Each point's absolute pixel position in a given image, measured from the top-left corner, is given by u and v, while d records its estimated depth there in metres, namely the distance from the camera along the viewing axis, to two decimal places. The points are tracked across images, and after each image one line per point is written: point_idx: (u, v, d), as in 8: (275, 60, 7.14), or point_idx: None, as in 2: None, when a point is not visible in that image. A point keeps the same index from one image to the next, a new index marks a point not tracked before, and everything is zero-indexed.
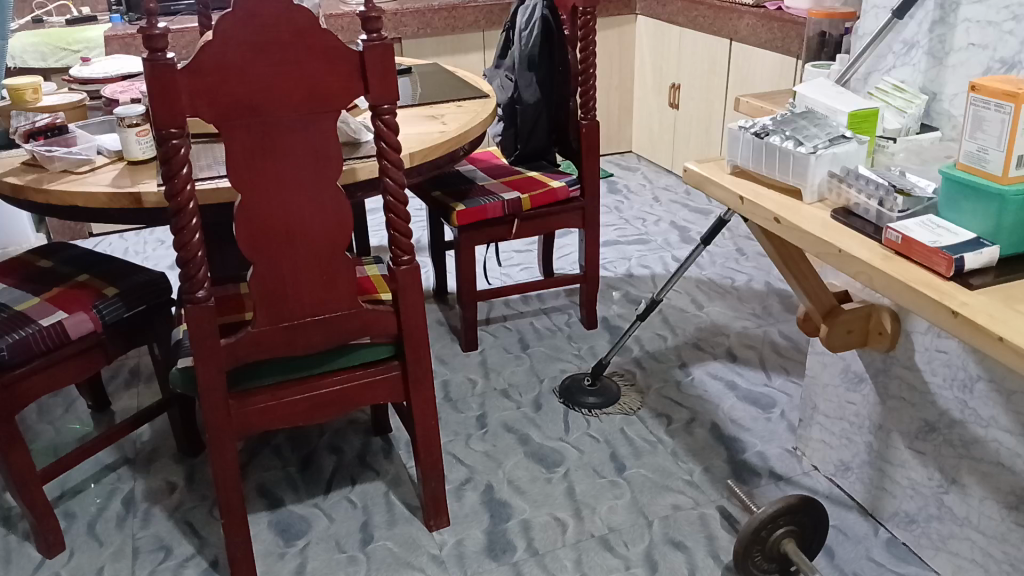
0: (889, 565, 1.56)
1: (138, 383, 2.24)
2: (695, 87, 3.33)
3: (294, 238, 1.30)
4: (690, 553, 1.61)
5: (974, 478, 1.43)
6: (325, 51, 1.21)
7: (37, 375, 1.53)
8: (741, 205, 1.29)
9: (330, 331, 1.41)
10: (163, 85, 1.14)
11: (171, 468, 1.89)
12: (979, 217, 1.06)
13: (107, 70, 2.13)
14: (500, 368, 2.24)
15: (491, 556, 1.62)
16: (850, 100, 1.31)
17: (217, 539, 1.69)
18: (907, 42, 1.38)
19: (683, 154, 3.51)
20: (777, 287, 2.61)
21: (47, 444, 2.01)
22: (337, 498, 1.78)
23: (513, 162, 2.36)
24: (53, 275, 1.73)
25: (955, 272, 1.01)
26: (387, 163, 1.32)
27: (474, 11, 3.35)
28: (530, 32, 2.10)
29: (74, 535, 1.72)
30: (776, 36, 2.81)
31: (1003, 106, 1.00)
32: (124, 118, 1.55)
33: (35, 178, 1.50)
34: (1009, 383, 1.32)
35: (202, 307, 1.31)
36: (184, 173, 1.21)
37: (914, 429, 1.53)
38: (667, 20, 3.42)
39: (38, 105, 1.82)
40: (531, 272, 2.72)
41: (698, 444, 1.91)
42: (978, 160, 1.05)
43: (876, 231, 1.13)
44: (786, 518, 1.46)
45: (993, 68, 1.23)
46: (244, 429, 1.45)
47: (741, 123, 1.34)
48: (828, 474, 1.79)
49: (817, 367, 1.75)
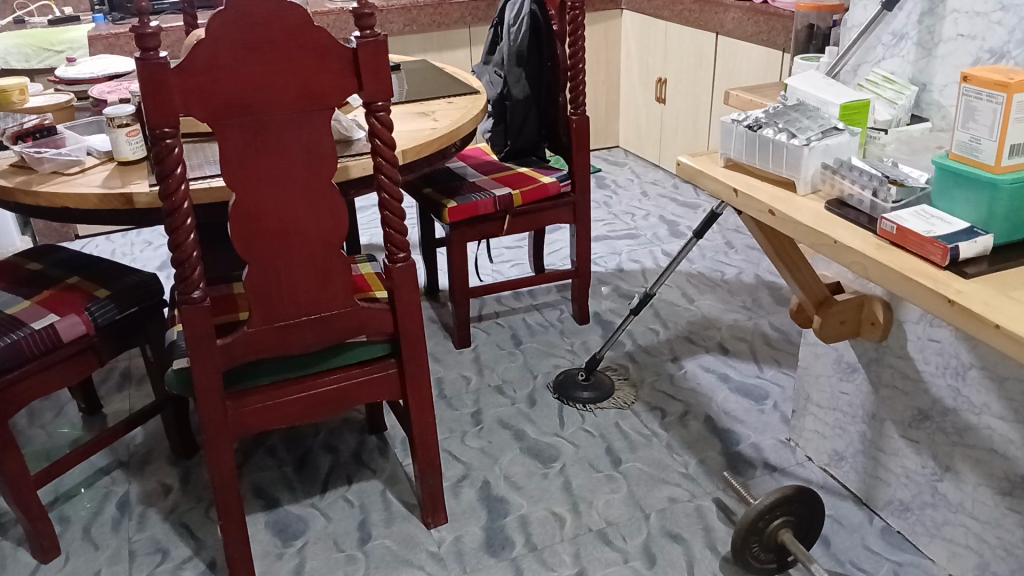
0: (885, 553, 1.58)
1: (129, 385, 2.23)
2: (682, 82, 3.34)
3: (290, 236, 1.30)
4: (688, 545, 1.62)
5: (968, 465, 1.44)
6: (317, 48, 1.21)
7: (30, 379, 1.52)
8: (735, 198, 1.29)
9: (325, 331, 1.40)
10: (156, 84, 1.14)
11: (165, 471, 1.88)
12: (972, 207, 1.07)
13: (93, 69, 2.10)
14: (494, 364, 2.24)
15: (490, 552, 1.62)
16: (841, 92, 1.32)
17: (214, 541, 1.68)
18: (895, 34, 1.39)
19: (670, 148, 3.52)
20: (766, 279, 2.63)
21: (39, 449, 1.99)
22: (333, 497, 1.78)
23: (503, 159, 2.36)
24: (43, 278, 1.71)
25: (950, 262, 1.02)
26: (382, 160, 1.31)
27: (460, 7, 3.34)
28: (519, 28, 2.10)
29: (69, 539, 1.70)
30: (762, 29, 2.82)
31: (995, 96, 1.01)
32: (114, 118, 1.54)
33: (24, 180, 1.49)
34: (1002, 369, 1.33)
35: (197, 307, 1.29)
36: (178, 173, 1.19)
37: (908, 417, 1.54)
38: (652, 14, 3.43)
39: (24, 106, 1.80)
40: (522, 268, 2.72)
41: (693, 436, 1.92)
42: (971, 150, 1.06)
43: (870, 222, 1.14)
44: (782, 508, 1.47)
45: (982, 59, 1.25)
46: (241, 429, 1.44)
47: (733, 115, 1.35)
48: (822, 464, 1.80)
49: (809, 358, 1.76)
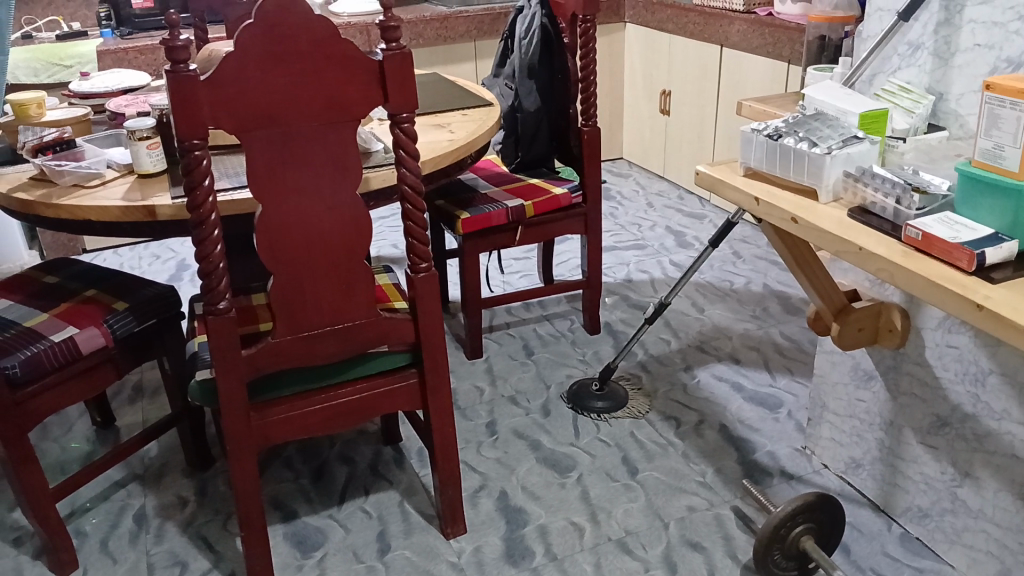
0: (905, 560, 1.58)
1: (142, 398, 2.23)
2: (686, 94, 3.36)
3: (315, 247, 1.30)
4: (708, 553, 1.62)
5: (988, 471, 1.45)
6: (343, 60, 1.22)
7: (49, 392, 1.52)
8: (756, 206, 1.30)
9: (348, 341, 1.40)
10: (186, 96, 1.14)
11: (181, 483, 1.88)
12: (997, 213, 1.08)
13: (107, 84, 2.11)
14: (507, 375, 2.24)
15: (510, 562, 1.62)
16: (859, 102, 1.34)
17: (232, 553, 1.68)
18: (912, 44, 1.40)
19: (675, 159, 3.54)
20: (774, 289, 2.64)
21: (54, 462, 1.99)
22: (351, 509, 1.78)
23: (513, 170, 2.37)
24: (60, 291, 1.72)
25: (977, 267, 1.03)
26: (406, 170, 1.32)
27: (466, 21, 3.36)
28: (530, 40, 2.12)
29: (87, 552, 1.70)
30: (768, 41, 2.84)
31: (1018, 103, 1.02)
32: (134, 130, 1.54)
33: (44, 194, 1.49)
34: (1022, 375, 1.34)
35: (222, 318, 1.30)
36: (206, 185, 1.20)
37: (926, 424, 1.55)
38: (657, 27, 3.45)
39: (41, 120, 1.80)
40: (531, 279, 2.73)
41: (708, 445, 1.92)
42: (994, 157, 1.07)
43: (894, 229, 1.15)
44: (804, 516, 1.48)
45: (1000, 68, 1.26)
46: (264, 440, 1.44)
47: (753, 125, 1.36)
48: (838, 472, 1.81)
49: (825, 366, 1.77)
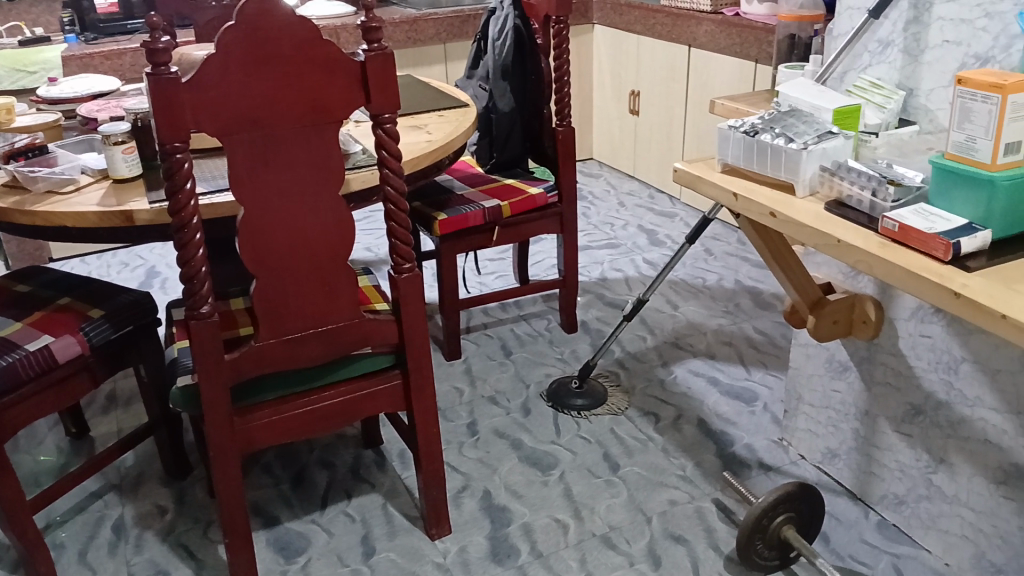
0: (882, 547, 1.61)
1: (116, 408, 2.19)
2: (655, 94, 3.40)
3: (298, 249, 1.30)
4: (691, 546, 1.64)
5: (961, 456, 1.49)
6: (325, 61, 1.22)
7: (25, 402, 1.49)
8: (735, 202, 1.33)
9: (331, 343, 1.40)
10: (167, 100, 1.13)
11: (159, 492, 1.85)
12: (970, 204, 1.11)
13: (76, 89, 2.08)
14: (486, 375, 2.25)
15: (495, 561, 1.63)
16: (832, 98, 1.37)
17: (214, 561, 1.66)
18: (882, 41, 1.44)
19: (645, 159, 3.58)
20: (746, 285, 2.68)
21: (27, 474, 1.95)
22: (334, 513, 1.77)
23: (488, 171, 2.38)
24: (33, 299, 1.69)
25: (952, 256, 1.06)
26: (388, 171, 1.32)
27: (435, 24, 3.37)
28: (503, 42, 2.13)
29: (64, 565, 1.67)
30: (735, 41, 2.88)
31: (990, 97, 1.05)
32: (109, 136, 1.52)
33: (18, 200, 1.46)
34: (994, 362, 1.38)
35: (205, 323, 1.29)
36: (188, 188, 1.19)
37: (901, 412, 1.59)
38: (625, 28, 3.48)
39: (11, 125, 1.77)
40: (506, 279, 2.74)
41: (687, 440, 1.95)
42: (967, 149, 1.10)
43: (870, 222, 1.18)
44: (784, 506, 1.50)
45: (968, 64, 1.30)
46: (248, 445, 1.43)
47: (729, 122, 1.38)
48: (815, 462, 1.84)
49: (801, 359, 1.81)
